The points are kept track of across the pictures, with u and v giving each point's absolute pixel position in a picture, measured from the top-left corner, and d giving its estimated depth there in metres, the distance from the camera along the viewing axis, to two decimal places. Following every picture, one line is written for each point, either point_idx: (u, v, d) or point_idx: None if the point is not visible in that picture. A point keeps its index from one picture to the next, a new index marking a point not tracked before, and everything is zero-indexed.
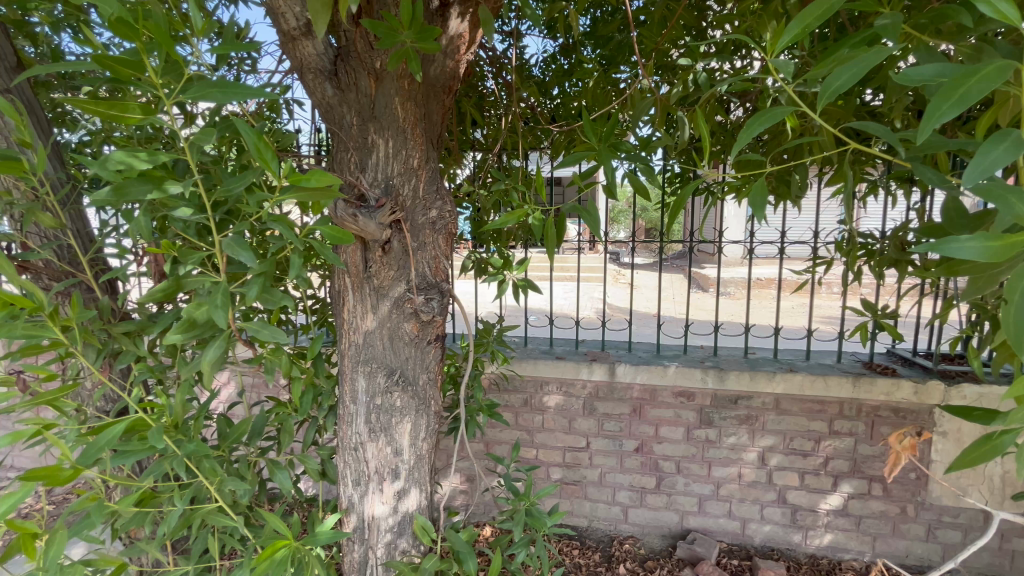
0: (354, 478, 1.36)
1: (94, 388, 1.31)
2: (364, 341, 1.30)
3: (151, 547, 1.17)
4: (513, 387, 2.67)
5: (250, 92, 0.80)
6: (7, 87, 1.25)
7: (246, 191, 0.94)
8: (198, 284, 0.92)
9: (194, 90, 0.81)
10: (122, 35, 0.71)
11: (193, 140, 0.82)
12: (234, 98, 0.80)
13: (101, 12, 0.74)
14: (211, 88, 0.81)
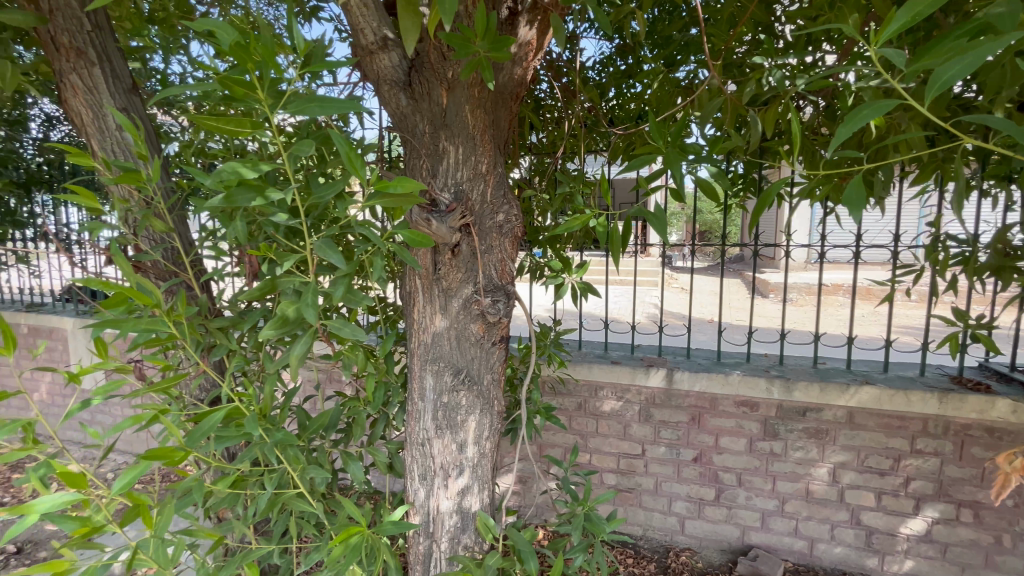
0: (421, 473, 1.41)
1: (190, 379, 1.43)
2: (432, 341, 1.35)
3: (239, 526, 1.27)
4: (568, 390, 2.67)
5: (344, 106, 0.86)
6: (127, 107, 1.38)
7: (334, 198, 1.01)
8: (290, 284, 0.99)
9: (295, 105, 0.89)
10: (239, 58, 0.79)
11: (293, 151, 0.89)
12: (330, 112, 0.87)
13: (221, 39, 0.82)
14: (310, 103, 0.88)
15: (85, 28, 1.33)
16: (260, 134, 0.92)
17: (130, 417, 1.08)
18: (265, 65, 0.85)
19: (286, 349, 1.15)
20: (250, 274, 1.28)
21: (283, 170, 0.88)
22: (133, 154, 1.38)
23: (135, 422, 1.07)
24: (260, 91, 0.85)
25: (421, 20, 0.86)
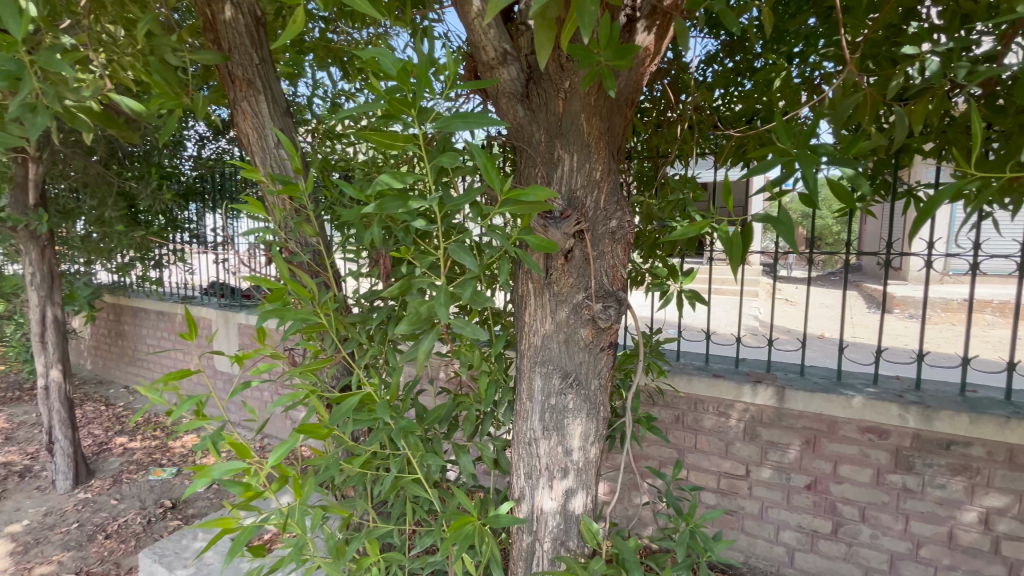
0: (526, 471, 1.44)
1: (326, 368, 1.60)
2: (543, 344, 1.38)
3: (364, 504, 1.39)
4: (665, 401, 2.58)
5: (487, 120, 0.96)
6: (285, 128, 1.59)
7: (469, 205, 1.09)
8: (423, 284, 1.07)
9: (441, 120, 0.99)
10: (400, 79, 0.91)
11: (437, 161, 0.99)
12: (474, 125, 0.98)
13: (384, 65, 0.95)
14: (453, 119, 0.99)
15: (254, 61, 1.54)
16: (407, 149, 1.02)
17: (287, 396, 1.25)
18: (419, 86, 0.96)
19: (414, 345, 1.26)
20: (382, 274, 1.40)
21: (425, 181, 0.97)
22: (286, 170, 1.58)
23: (291, 400, 1.24)
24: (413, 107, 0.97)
25: (555, 35, 0.87)
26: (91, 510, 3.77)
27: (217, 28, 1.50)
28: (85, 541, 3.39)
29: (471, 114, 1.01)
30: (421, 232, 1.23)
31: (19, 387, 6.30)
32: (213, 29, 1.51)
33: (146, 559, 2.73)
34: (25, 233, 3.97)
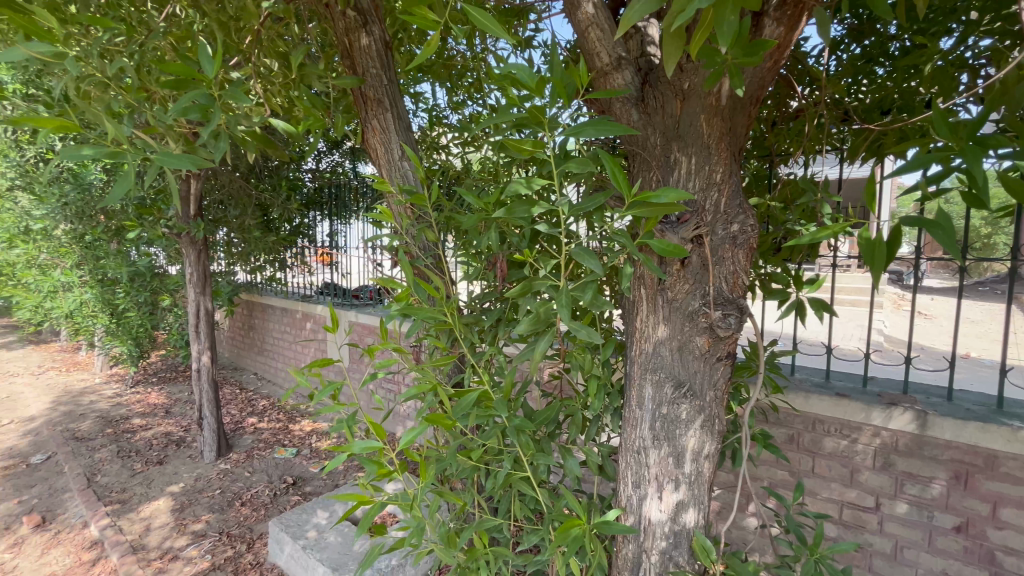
0: (634, 479, 1.42)
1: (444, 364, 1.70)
2: (654, 350, 1.35)
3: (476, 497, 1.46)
4: (778, 419, 2.39)
5: (620, 128, 1.01)
6: (409, 140, 1.72)
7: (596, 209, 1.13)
8: (544, 286, 1.13)
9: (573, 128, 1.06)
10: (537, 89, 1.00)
11: (568, 167, 1.04)
12: (606, 133, 1.03)
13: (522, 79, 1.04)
14: (584, 126, 1.06)
15: (383, 81, 1.69)
16: (542, 155, 1.08)
17: (416, 386, 1.36)
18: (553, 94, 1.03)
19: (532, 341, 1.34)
20: (500, 277, 1.45)
21: (557, 186, 1.03)
22: (408, 180, 1.71)
23: (419, 391, 1.34)
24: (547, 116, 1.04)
25: (686, 43, 0.85)
26: (230, 479, 4.33)
27: (353, 54, 1.68)
28: (226, 506, 3.90)
29: (603, 121, 1.07)
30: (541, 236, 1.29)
31: (175, 370, 7.43)
32: (350, 56, 1.68)
33: (276, 527, 3.13)
34: (186, 240, 4.67)
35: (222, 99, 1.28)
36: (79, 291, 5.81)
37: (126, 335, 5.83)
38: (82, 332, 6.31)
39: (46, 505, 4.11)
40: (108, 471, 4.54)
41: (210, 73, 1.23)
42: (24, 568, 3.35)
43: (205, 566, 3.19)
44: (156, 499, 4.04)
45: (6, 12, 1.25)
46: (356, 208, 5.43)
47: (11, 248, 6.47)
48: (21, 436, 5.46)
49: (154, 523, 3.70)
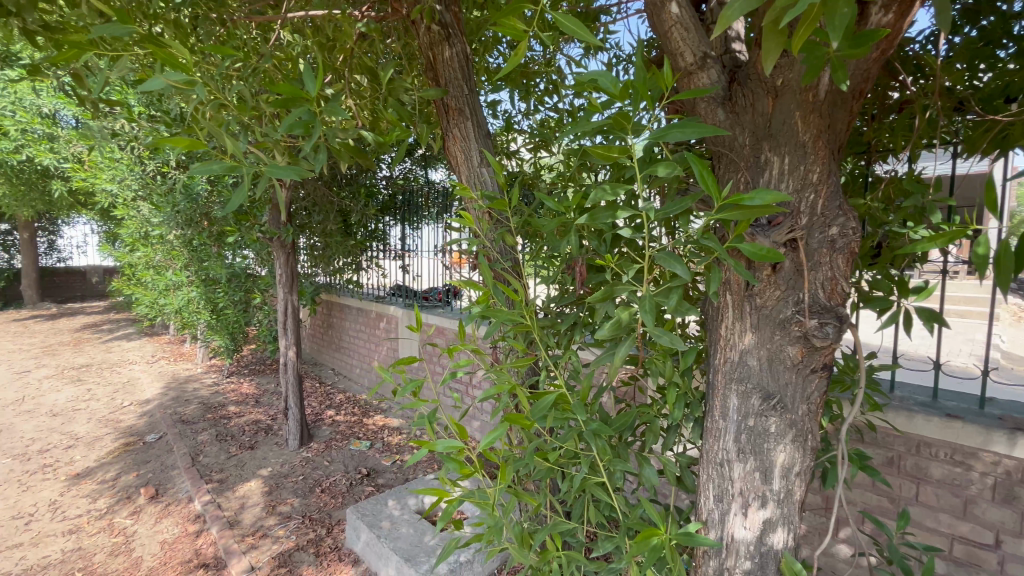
0: (716, 493, 1.37)
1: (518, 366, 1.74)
2: (740, 359, 1.29)
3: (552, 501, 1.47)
4: (875, 439, 2.18)
5: (709, 128, 0.97)
6: (488, 147, 1.77)
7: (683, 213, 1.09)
8: (625, 292, 1.12)
9: (657, 132, 1.04)
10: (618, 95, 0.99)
11: (653, 171, 1.02)
12: (693, 135, 1.00)
13: (601, 85, 1.03)
14: (669, 128, 1.03)
15: (463, 90, 1.75)
16: (626, 158, 1.06)
17: (496, 387, 1.39)
18: (637, 98, 1.02)
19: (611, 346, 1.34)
20: (579, 281, 1.45)
21: (641, 188, 1.02)
22: (486, 185, 1.75)
23: (499, 391, 1.37)
24: (628, 122, 1.03)
25: (787, 38, 0.81)
26: (312, 467, 4.65)
27: (436, 66, 1.75)
28: (308, 491, 4.19)
29: (691, 122, 1.03)
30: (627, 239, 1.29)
31: (263, 363, 8.09)
32: (434, 68, 1.76)
33: (352, 514, 3.32)
34: (277, 244, 5.08)
35: (322, 115, 1.38)
36: (187, 290, 6.50)
37: (224, 330, 6.44)
38: (188, 326, 7.04)
39: (158, 479, 4.62)
40: (208, 452, 5.03)
41: (313, 91, 1.34)
42: (141, 534, 3.79)
43: (291, 546, 3.45)
44: (248, 481, 4.42)
45: (149, 44, 1.43)
46: (427, 215, 5.67)
47: (133, 251, 7.37)
48: (139, 417, 6.19)
49: (248, 502, 4.05)
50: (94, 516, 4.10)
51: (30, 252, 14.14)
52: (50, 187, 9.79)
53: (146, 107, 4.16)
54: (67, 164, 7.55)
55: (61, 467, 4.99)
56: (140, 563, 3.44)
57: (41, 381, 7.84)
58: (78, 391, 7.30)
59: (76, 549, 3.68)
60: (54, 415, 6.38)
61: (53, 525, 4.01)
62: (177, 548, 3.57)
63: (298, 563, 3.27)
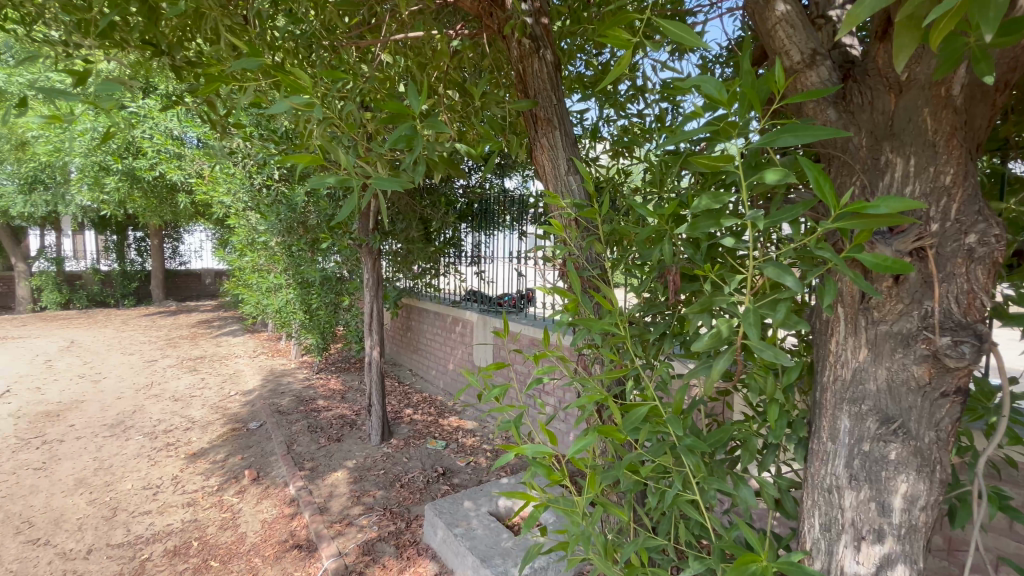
0: (823, 522, 1.27)
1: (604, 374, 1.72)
2: (853, 377, 1.19)
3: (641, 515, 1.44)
4: (1016, 477, 1.90)
5: (827, 133, 0.92)
6: (575, 156, 1.77)
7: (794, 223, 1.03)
8: (725, 303, 1.08)
9: (765, 137, 0.99)
10: (722, 101, 0.96)
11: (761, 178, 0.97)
12: (808, 140, 0.94)
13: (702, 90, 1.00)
14: (780, 133, 0.98)
15: (552, 100, 1.77)
16: (729, 165, 1.02)
17: (585, 395, 1.38)
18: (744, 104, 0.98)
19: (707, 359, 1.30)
20: (671, 291, 1.41)
21: (747, 197, 0.98)
22: (574, 193, 1.77)
23: (590, 399, 1.36)
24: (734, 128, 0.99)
25: (924, 32, 0.74)
26: (392, 462, 4.89)
27: (527, 79, 1.79)
28: (389, 485, 4.41)
29: (804, 126, 0.98)
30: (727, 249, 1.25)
31: (349, 361, 8.66)
32: (524, 81, 1.80)
33: (431, 510, 3.45)
34: (365, 250, 5.40)
35: (424, 130, 1.46)
36: (286, 292, 7.12)
37: (316, 329, 6.98)
38: (285, 325, 7.71)
39: (260, 463, 5.08)
40: (301, 442, 5.45)
41: (417, 108, 1.42)
42: (246, 512, 4.19)
43: (373, 536, 3.64)
44: (336, 471, 4.74)
45: (277, 73, 1.60)
46: (504, 222, 5.90)
47: (242, 256, 8.20)
48: (243, 405, 6.86)
49: (336, 491, 4.34)
50: (207, 492, 4.59)
51: (158, 256, 16.20)
52: (176, 200, 11.18)
53: (258, 127, 4.64)
54: (191, 179, 8.58)
55: (181, 446, 5.65)
56: (244, 538, 3.80)
57: (165, 369, 8.94)
58: (195, 380, 8.24)
59: (193, 520, 4.14)
60: (176, 400, 7.26)
61: (175, 497, 4.55)
62: (275, 528, 3.91)
63: (380, 553, 3.45)
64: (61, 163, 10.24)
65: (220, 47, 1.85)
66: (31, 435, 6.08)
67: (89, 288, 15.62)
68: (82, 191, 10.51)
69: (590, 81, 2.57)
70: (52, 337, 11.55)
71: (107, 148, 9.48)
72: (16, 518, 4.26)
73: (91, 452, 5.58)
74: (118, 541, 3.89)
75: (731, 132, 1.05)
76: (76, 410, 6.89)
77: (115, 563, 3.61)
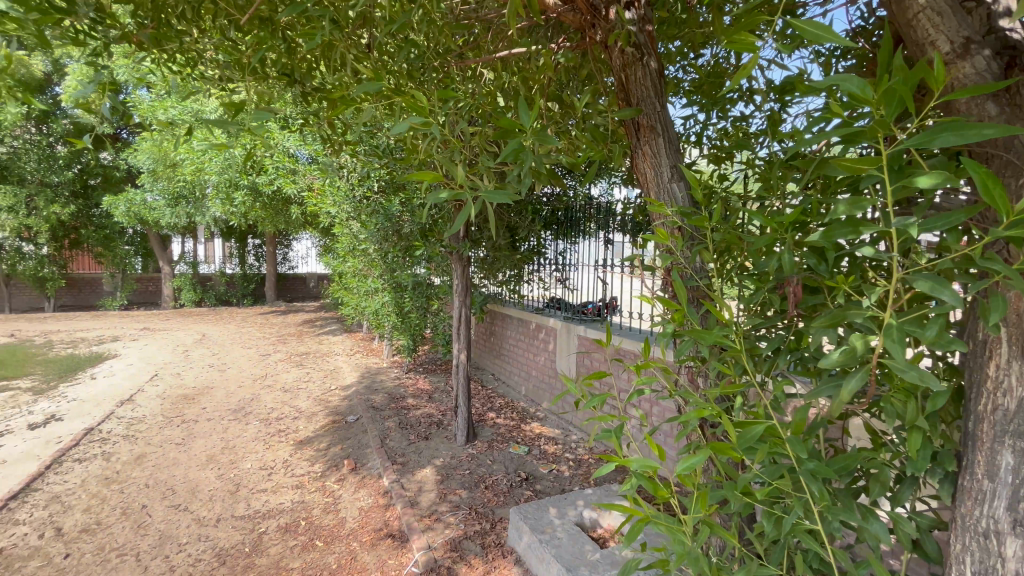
0: (977, 571, 1.12)
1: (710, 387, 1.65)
2: (1018, 408, 1.05)
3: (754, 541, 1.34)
4: None
5: (996, 132, 0.82)
6: (677, 162, 1.74)
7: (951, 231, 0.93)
8: (858, 317, 1.01)
9: (918, 137, 0.90)
10: (869, 101, 0.90)
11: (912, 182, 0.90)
12: (972, 141, 0.86)
13: (844, 87, 0.94)
14: (938, 132, 0.89)
15: (655, 106, 1.75)
16: (873, 169, 0.95)
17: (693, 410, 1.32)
18: (891, 103, 0.90)
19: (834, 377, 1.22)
20: (792, 305, 1.31)
21: (894, 204, 0.91)
22: (677, 201, 1.72)
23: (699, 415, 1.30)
24: (880, 129, 0.92)
25: None
26: (477, 463, 5.03)
27: (629, 86, 1.79)
28: (474, 486, 4.54)
29: (968, 124, 0.88)
30: (860, 259, 1.16)
31: (435, 363, 9.07)
32: (626, 89, 1.80)
33: (516, 514, 3.50)
34: (455, 257, 5.60)
35: (530, 144, 1.51)
36: (382, 296, 7.64)
37: (408, 331, 7.39)
38: (380, 326, 8.26)
39: (357, 454, 5.48)
40: (393, 437, 5.79)
41: (527, 123, 1.46)
42: (345, 498, 4.53)
43: (460, 534, 3.77)
44: (425, 467, 4.97)
45: (397, 96, 1.75)
46: (590, 230, 5.87)
47: (343, 261, 8.91)
48: (342, 399, 7.43)
49: (425, 487, 4.55)
50: (312, 477, 5.03)
51: (272, 261, 18.11)
52: (289, 211, 12.42)
53: (365, 144, 5.04)
54: (303, 191, 9.51)
55: (291, 433, 6.26)
56: (344, 523, 4.11)
57: (277, 363, 9.95)
58: (301, 373, 9.09)
59: (301, 501, 4.55)
60: (286, 391, 8.05)
61: (286, 479, 5.04)
62: (371, 516, 4.18)
63: (466, 551, 3.56)
64: (199, 180, 11.82)
65: (346, 75, 2.07)
66: (173, 414, 7.05)
67: (217, 288, 17.87)
68: (215, 204, 12.04)
69: (694, 86, 2.49)
70: (189, 330, 13.34)
71: (236, 166, 10.80)
72: (162, 485, 4.97)
73: (219, 433, 6.35)
74: (241, 514, 4.39)
75: (876, 133, 0.97)
76: (207, 395, 7.89)
77: (238, 533, 4.07)
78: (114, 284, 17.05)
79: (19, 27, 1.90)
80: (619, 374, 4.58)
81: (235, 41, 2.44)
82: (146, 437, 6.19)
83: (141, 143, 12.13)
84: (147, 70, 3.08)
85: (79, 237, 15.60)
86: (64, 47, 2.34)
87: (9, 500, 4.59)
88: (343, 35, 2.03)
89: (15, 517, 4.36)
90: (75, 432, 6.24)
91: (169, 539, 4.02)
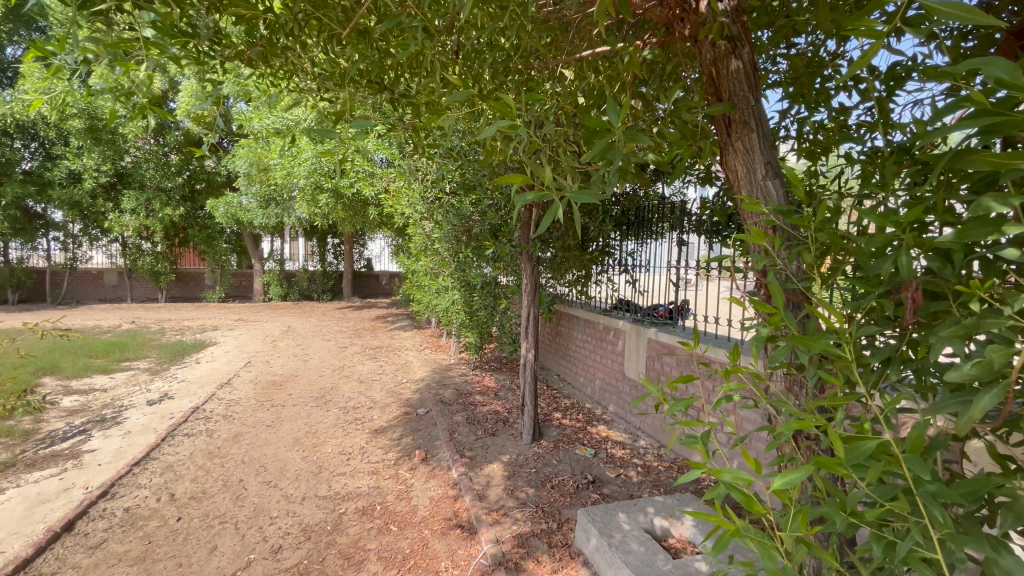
0: None
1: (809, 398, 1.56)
2: None
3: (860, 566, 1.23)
4: None
5: None
6: (772, 158, 1.66)
7: None
8: (996, 327, 0.92)
9: None
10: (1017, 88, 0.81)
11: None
12: None
13: (989, 73, 0.85)
14: None
15: (749, 100, 1.67)
16: (1020, 164, 0.86)
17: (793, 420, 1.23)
18: None
19: (961, 391, 1.10)
20: (910, 310, 1.21)
21: None
22: (773, 198, 1.64)
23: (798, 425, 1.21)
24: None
25: None
26: (543, 462, 5.05)
27: (720, 81, 1.72)
28: (541, 484, 4.56)
29: None
30: (995, 262, 1.04)
31: (501, 361, 9.22)
32: (716, 83, 1.74)
33: (585, 517, 3.47)
34: (525, 257, 5.64)
35: (622, 143, 1.48)
36: (452, 294, 7.90)
37: (476, 328, 7.57)
38: (449, 323, 8.53)
39: (427, 446, 5.70)
40: (461, 431, 5.95)
41: (617, 123, 1.43)
42: (417, 487, 4.73)
43: (527, 530, 3.81)
44: (492, 462, 5.07)
45: (484, 100, 1.79)
46: (663, 230, 5.67)
47: (416, 261, 9.27)
48: (413, 392, 7.77)
49: (492, 481, 4.64)
50: (386, 465, 5.29)
51: (350, 259, 19.27)
52: (367, 212, 13.15)
53: (440, 147, 5.23)
54: (380, 194, 10.02)
55: (366, 422, 6.63)
56: (416, 511, 4.29)
57: (354, 355, 10.58)
58: (375, 366, 9.60)
59: (376, 487, 4.81)
60: (361, 382, 8.55)
61: (363, 464, 5.34)
62: (441, 506, 4.34)
63: (533, 548, 3.59)
64: (288, 184, 12.80)
65: (435, 82, 2.16)
66: (264, 398, 7.71)
67: (301, 283, 19.34)
68: (301, 205, 12.98)
69: (789, 78, 2.32)
70: (276, 322, 14.52)
71: (321, 171, 11.61)
72: (256, 462, 5.45)
73: (303, 417, 6.87)
74: (323, 494, 4.71)
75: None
76: (293, 382, 8.54)
77: (321, 512, 4.38)
78: (215, 279, 18.94)
79: (158, 51, 2.16)
80: (705, 381, 4.36)
81: (334, 54, 2.64)
82: (242, 418, 6.81)
83: (241, 150, 13.34)
84: (254, 85, 3.40)
85: (187, 236, 17.45)
86: (190, 67, 2.64)
87: (133, 465, 5.24)
88: (432, 44, 2.12)
89: (138, 481, 4.97)
90: (183, 410, 7.00)
91: (262, 512, 4.41)
